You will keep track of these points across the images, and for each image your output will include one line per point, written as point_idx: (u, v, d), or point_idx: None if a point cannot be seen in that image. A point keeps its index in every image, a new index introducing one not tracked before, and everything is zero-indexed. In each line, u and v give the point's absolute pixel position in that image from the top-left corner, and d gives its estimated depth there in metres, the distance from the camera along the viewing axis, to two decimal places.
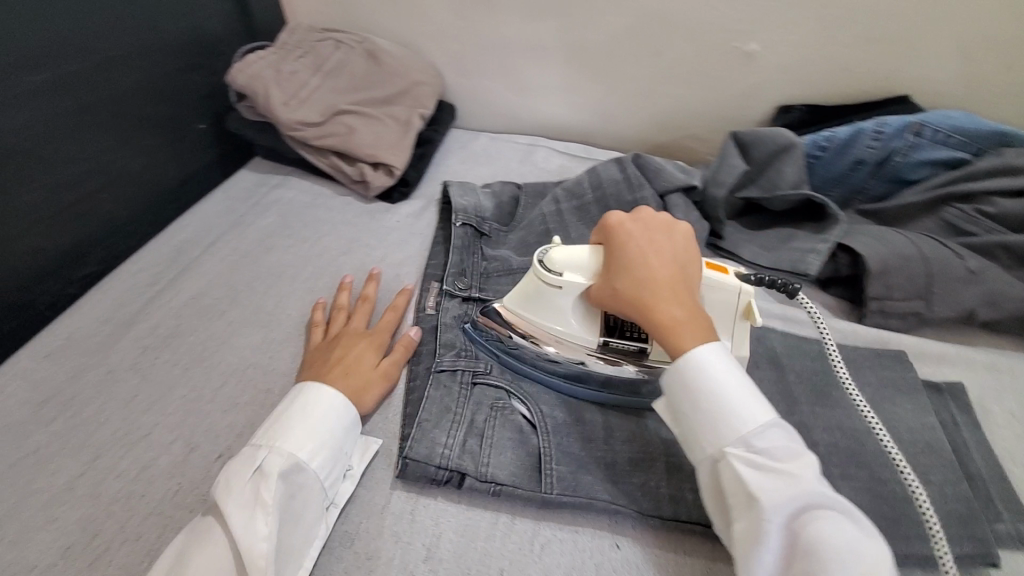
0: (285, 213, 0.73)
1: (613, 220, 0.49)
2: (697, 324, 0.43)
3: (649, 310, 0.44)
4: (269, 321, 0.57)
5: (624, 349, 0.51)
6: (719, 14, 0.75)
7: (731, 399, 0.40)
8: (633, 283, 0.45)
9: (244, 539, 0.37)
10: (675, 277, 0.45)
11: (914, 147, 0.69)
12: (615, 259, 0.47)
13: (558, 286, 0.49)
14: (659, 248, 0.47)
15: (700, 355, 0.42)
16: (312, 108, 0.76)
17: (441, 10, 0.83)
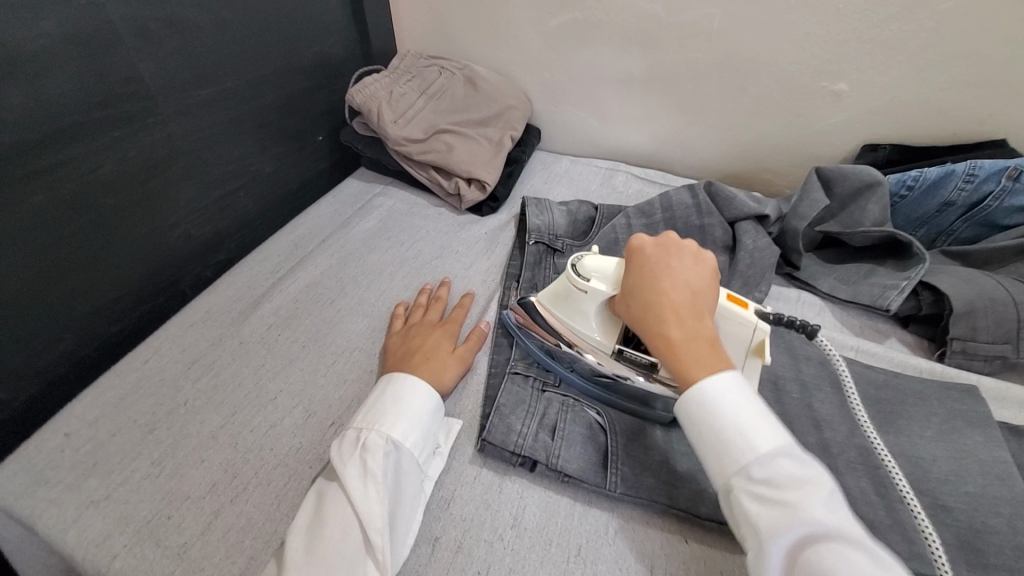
0: (386, 217, 0.81)
1: (634, 244, 0.51)
2: (704, 350, 0.43)
3: (655, 332, 0.45)
4: (373, 311, 0.64)
5: (637, 359, 0.52)
6: (808, 54, 0.77)
7: (738, 419, 0.40)
8: (642, 306, 0.47)
9: (361, 504, 0.42)
10: (682, 300, 0.46)
11: (1008, 192, 0.68)
12: (631, 280, 0.48)
13: (584, 291, 0.52)
14: (671, 273, 0.47)
15: (707, 380, 0.41)
16: (417, 127, 0.84)
17: (538, 42, 0.91)
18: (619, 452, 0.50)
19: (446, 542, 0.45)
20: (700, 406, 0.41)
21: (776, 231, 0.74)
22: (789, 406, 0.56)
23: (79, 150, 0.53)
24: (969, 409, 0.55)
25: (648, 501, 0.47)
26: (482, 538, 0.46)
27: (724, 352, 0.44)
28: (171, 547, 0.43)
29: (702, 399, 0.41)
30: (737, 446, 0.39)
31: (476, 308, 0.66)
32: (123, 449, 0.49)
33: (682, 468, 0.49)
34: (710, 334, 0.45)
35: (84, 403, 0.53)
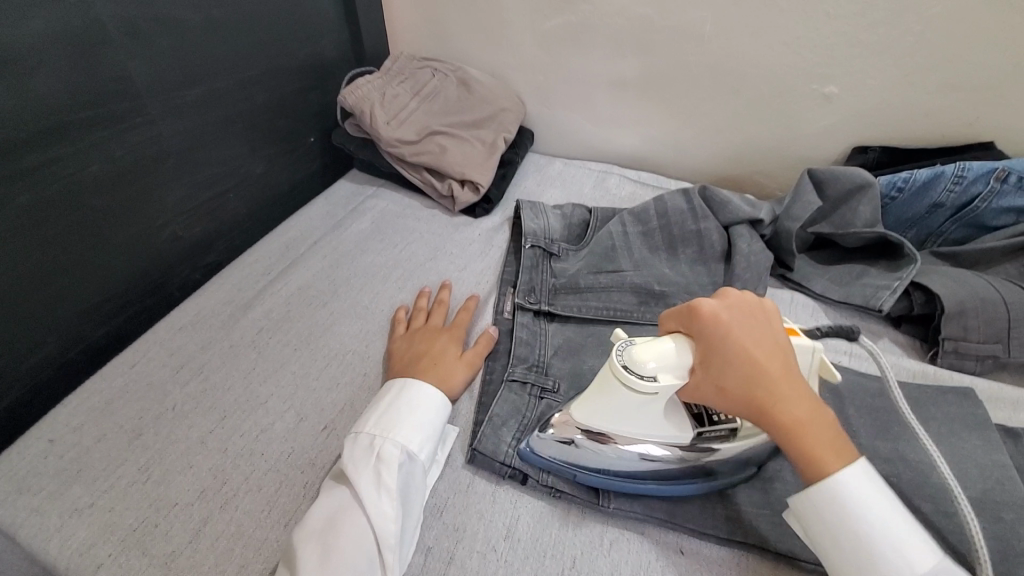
0: (378, 219, 0.80)
1: (698, 305, 0.42)
2: (829, 424, 0.40)
3: (779, 415, 0.39)
4: (366, 314, 0.64)
5: (712, 432, 0.47)
6: (799, 57, 0.78)
7: (878, 517, 0.37)
8: (752, 384, 0.40)
9: (376, 518, 0.41)
10: (786, 370, 0.41)
11: (996, 193, 0.69)
12: (721, 356, 0.41)
13: (654, 393, 0.42)
14: (755, 338, 0.41)
15: (855, 475, 0.38)
16: (410, 128, 0.84)
17: (531, 44, 0.90)
18: None
19: (440, 550, 0.45)
20: (847, 513, 0.37)
21: (769, 232, 0.74)
22: None
23: (65, 151, 0.52)
24: (961, 411, 0.55)
25: (638, 516, 0.47)
26: (475, 547, 0.45)
27: (840, 425, 0.41)
28: (159, 556, 0.42)
29: (848, 514, 0.37)
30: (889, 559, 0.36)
31: (479, 310, 0.66)
32: (108, 455, 0.48)
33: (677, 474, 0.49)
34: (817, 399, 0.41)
35: (68, 407, 0.52)
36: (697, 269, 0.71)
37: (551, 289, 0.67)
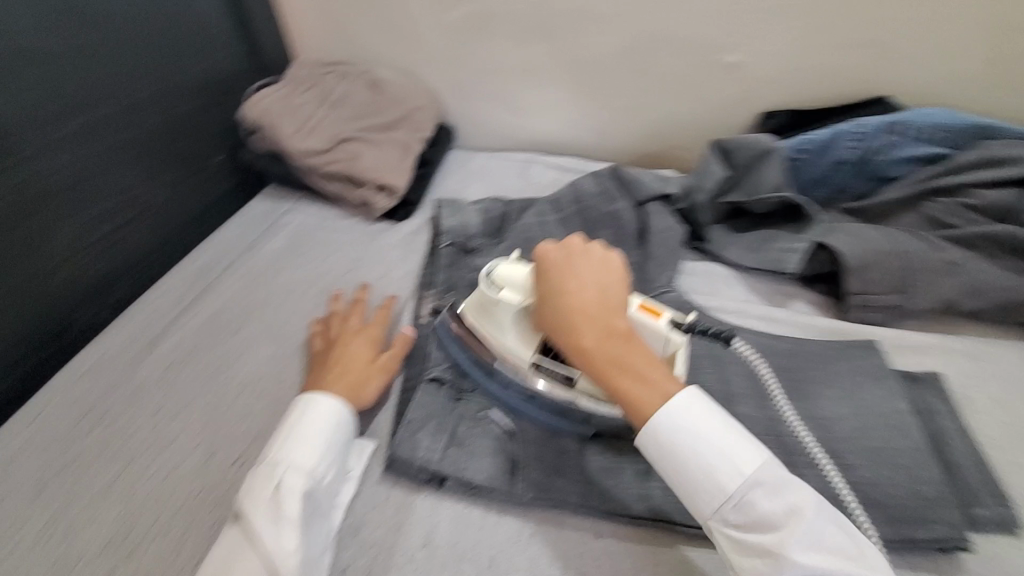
0: (294, 235, 0.78)
1: (539, 251, 0.52)
2: (626, 353, 0.45)
3: (568, 340, 0.46)
4: (280, 336, 0.62)
5: (556, 372, 0.51)
6: (699, 29, 0.78)
7: (708, 443, 0.41)
8: (558, 309, 0.47)
9: (275, 552, 0.41)
10: (591, 300, 0.47)
11: (892, 146, 0.71)
12: (540, 287, 0.50)
13: (496, 301, 0.53)
14: (572, 280, 0.48)
15: (659, 407, 0.42)
16: (318, 137, 0.82)
17: (437, 39, 0.89)
18: (531, 468, 0.49)
19: (358, 569, 0.45)
20: (652, 435, 0.42)
21: (683, 207, 0.74)
22: (703, 382, 0.56)
23: None
24: (868, 366, 0.57)
25: (555, 504, 0.47)
26: (394, 561, 0.45)
27: (656, 361, 0.45)
28: None
29: (655, 435, 0.42)
30: (709, 488, 0.40)
31: (401, 318, 0.65)
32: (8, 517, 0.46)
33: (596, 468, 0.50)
34: (624, 331, 0.46)
35: None
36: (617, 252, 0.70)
37: (470, 288, 0.66)
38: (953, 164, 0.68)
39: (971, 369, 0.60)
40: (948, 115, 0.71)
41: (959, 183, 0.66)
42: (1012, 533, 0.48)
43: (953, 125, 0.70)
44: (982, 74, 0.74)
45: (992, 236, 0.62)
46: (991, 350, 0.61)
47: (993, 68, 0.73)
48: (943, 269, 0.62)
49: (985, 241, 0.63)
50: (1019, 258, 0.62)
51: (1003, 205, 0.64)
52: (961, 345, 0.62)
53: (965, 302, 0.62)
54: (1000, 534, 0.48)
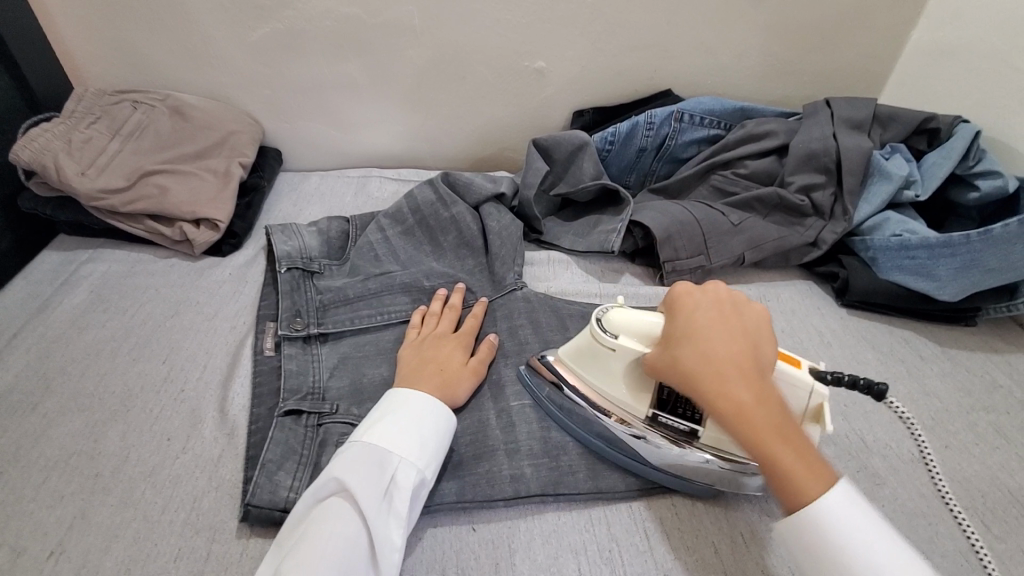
0: (99, 286, 0.69)
1: (680, 291, 0.50)
2: (781, 419, 0.42)
3: (722, 402, 0.42)
4: (92, 403, 0.55)
5: (675, 426, 0.51)
6: (505, 40, 0.84)
7: (857, 537, 0.38)
8: (702, 362, 0.44)
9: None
10: (743, 355, 0.44)
11: (679, 131, 0.82)
12: (675, 326, 0.48)
13: (612, 348, 0.52)
14: (738, 330, 0.45)
15: (822, 495, 0.40)
16: (115, 175, 0.73)
17: (244, 59, 0.84)
18: None
19: None
20: (808, 520, 0.39)
21: (517, 204, 0.78)
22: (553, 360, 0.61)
23: None
24: None
25: (429, 509, 0.49)
26: None
27: (809, 443, 0.42)
28: None
29: (812, 518, 0.39)
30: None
31: (244, 354, 0.61)
32: None
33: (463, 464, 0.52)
34: (776, 394, 0.43)
35: None
36: (462, 255, 0.73)
37: (318, 310, 0.63)
38: (724, 142, 0.81)
39: (763, 308, 0.72)
40: (715, 100, 0.83)
41: (732, 157, 0.79)
42: None
43: (720, 109, 0.82)
44: (737, 66, 0.89)
45: (762, 198, 0.75)
46: (776, 291, 0.74)
47: (744, 61, 0.89)
48: (731, 230, 0.73)
49: (760, 203, 0.75)
50: (781, 212, 0.75)
51: (763, 170, 0.78)
52: (754, 290, 0.74)
53: (751, 255, 0.73)
54: None
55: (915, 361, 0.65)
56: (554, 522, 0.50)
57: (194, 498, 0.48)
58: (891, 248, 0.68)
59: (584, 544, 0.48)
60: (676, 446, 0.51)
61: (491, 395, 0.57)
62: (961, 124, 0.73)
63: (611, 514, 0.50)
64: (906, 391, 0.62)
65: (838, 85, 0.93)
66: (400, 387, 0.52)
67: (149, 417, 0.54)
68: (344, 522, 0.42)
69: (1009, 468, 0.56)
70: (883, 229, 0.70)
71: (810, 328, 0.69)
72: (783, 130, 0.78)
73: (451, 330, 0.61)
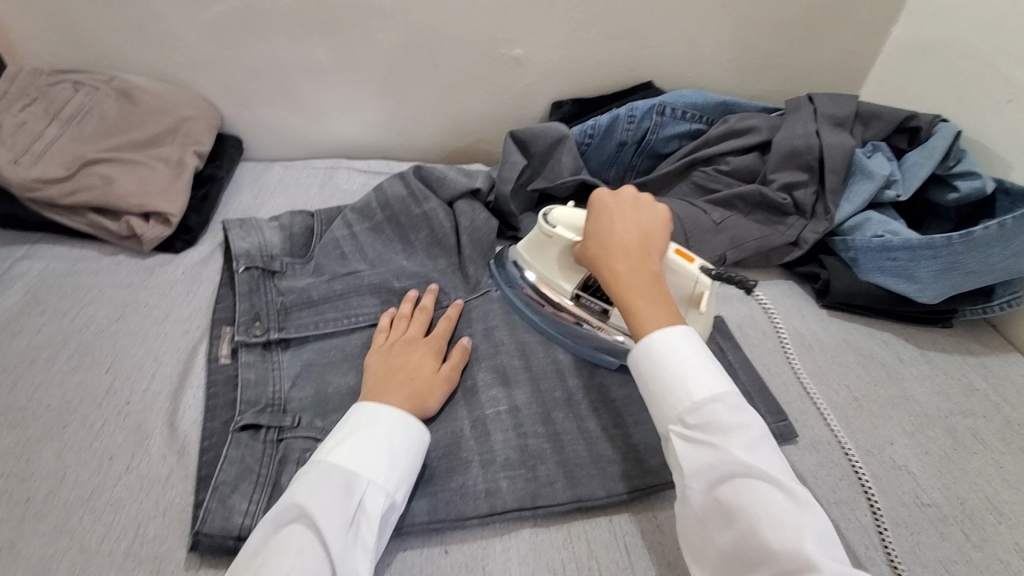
0: (35, 286, 0.63)
1: (596, 194, 0.57)
2: (648, 283, 0.50)
3: (603, 266, 0.52)
4: (23, 418, 0.50)
5: (592, 307, 0.60)
6: (482, 25, 0.79)
7: (701, 399, 0.44)
8: (599, 244, 0.54)
9: None
10: (633, 241, 0.53)
11: (660, 126, 0.79)
12: (588, 223, 0.56)
13: (549, 234, 0.60)
14: (633, 219, 0.55)
15: (653, 331, 0.48)
16: (54, 164, 0.67)
17: (197, 38, 0.77)
18: None
19: None
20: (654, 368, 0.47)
21: (492, 199, 0.75)
22: (530, 366, 0.58)
23: None
24: None
25: (398, 530, 0.46)
26: None
27: (680, 312, 0.50)
28: None
29: (653, 361, 0.47)
30: (678, 391, 0.45)
31: (198, 362, 0.56)
32: None
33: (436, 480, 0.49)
34: (655, 271, 0.52)
35: None
36: (435, 253, 0.69)
37: (279, 313, 0.59)
38: (706, 137, 0.78)
39: (744, 309, 0.70)
40: (697, 94, 0.80)
41: (713, 153, 0.77)
42: (790, 440, 0.56)
43: (702, 104, 0.80)
44: (721, 58, 0.87)
45: (744, 196, 0.73)
46: (757, 291, 0.73)
47: (727, 54, 0.86)
48: (712, 229, 0.71)
49: (741, 201, 0.73)
50: (762, 210, 0.74)
51: (745, 167, 0.76)
52: (735, 290, 0.73)
53: (731, 254, 0.72)
54: (780, 443, 0.56)
55: (894, 364, 0.65)
56: (531, 542, 0.47)
57: (138, 524, 0.44)
58: (872, 250, 0.67)
59: (562, 563, 0.46)
60: (592, 322, 0.60)
61: (464, 403, 0.54)
62: (941, 124, 0.72)
63: (591, 531, 0.48)
64: (885, 395, 0.62)
65: (820, 80, 0.91)
66: (368, 401, 0.49)
67: (88, 434, 0.49)
68: (305, 553, 0.39)
69: (986, 474, 0.55)
70: (865, 229, 0.69)
71: (791, 330, 0.68)
72: (765, 126, 0.77)
73: (421, 335, 0.57)
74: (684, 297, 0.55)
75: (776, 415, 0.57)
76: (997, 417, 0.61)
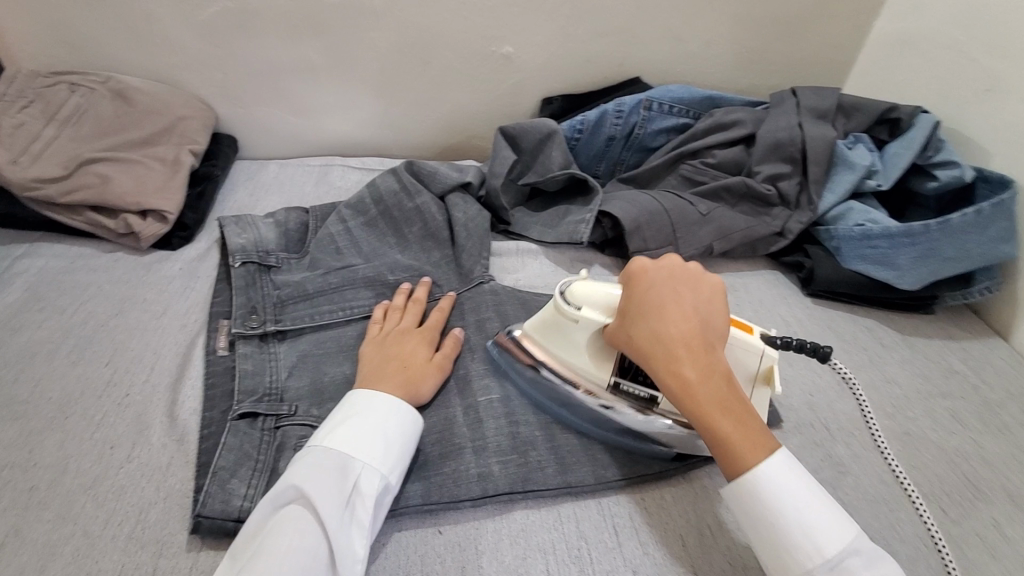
0: (34, 284, 0.64)
1: (637, 265, 0.53)
2: (726, 394, 0.46)
3: (667, 369, 0.47)
4: (25, 410, 0.51)
5: (636, 394, 0.54)
6: (471, 23, 0.81)
7: (795, 512, 0.42)
8: (654, 341, 0.48)
9: None
10: (694, 334, 0.48)
11: (648, 120, 0.81)
12: (628, 305, 0.51)
13: (575, 319, 0.55)
14: (687, 302, 0.50)
15: (754, 463, 0.43)
16: (50, 164, 0.68)
17: (191, 38, 0.78)
18: None
19: None
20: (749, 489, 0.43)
21: (484, 194, 0.76)
22: None
23: None
24: None
25: (392, 513, 0.48)
26: None
27: (760, 418, 0.46)
28: None
29: (751, 486, 0.43)
30: (803, 547, 0.41)
31: (197, 355, 0.57)
32: None
33: (429, 466, 0.50)
34: (725, 370, 0.47)
35: None
36: (428, 247, 0.70)
37: (276, 307, 0.60)
38: (693, 131, 0.80)
39: (731, 298, 0.72)
40: (683, 88, 0.82)
41: (700, 146, 0.78)
42: (774, 423, 0.58)
43: (689, 98, 0.82)
44: (706, 54, 0.88)
45: (730, 187, 0.75)
46: (744, 280, 0.75)
47: (712, 49, 0.88)
48: (699, 221, 0.73)
49: (727, 192, 0.75)
50: (748, 201, 0.75)
51: (731, 160, 0.77)
52: (722, 280, 0.74)
53: (718, 245, 0.73)
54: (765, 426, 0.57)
55: (876, 350, 0.67)
56: (522, 523, 0.48)
57: (141, 510, 0.45)
58: (854, 239, 0.69)
59: (552, 542, 0.47)
60: (636, 411, 0.53)
61: (457, 390, 0.56)
62: (922, 115, 0.74)
63: (580, 511, 0.50)
64: (867, 379, 0.64)
65: (804, 74, 0.93)
66: (364, 387, 0.50)
67: (90, 425, 0.51)
68: (303, 532, 0.40)
69: (963, 452, 0.57)
70: (847, 219, 0.71)
71: (777, 318, 0.70)
72: (750, 119, 0.78)
73: (414, 325, 0.59)
74: (749, 375, 0.52)
75: None
76: (975, 398, 0.62)
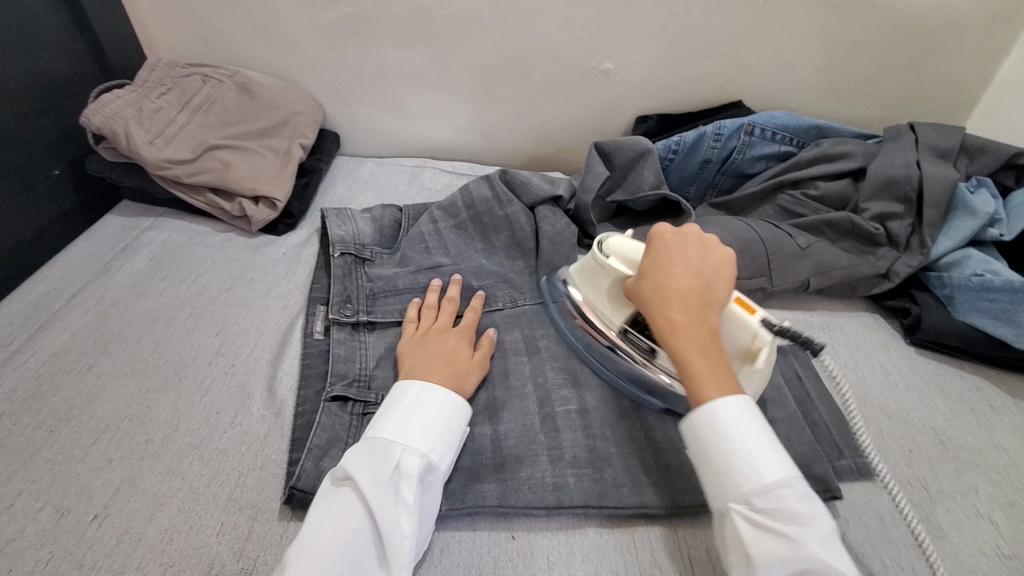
0: (158, 255, 0.70)
1: (658, 229, 0.55)
2: (704, 340, 0.47)
3: (659, 313, 0.49)
4: (145, 368, 0.56)
5: (639, 345, 0.57)
6: (575, 38, 0.82)
7: (747, 455, 0.42)
8: (654, 288, 0.51)
9: None
10: (693, 287, 0.50)
11: (748, 146, 0.78)
12: (646, 263, 0.53)
13: (603, 265, 0.58)
14: (694, 260, 0.52)
15: (714, 398, 0.44)
16: (181, 147, 0.74)
17: (311, 39, 0.84)
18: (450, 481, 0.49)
19: None
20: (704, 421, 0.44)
21: (572, 207, 0.76)
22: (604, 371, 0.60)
23: None
24: None
25: (468, 512, 0.48)
26: None
27: (735, 371, 0.47)
28: None
29: (706, 417, 0.44)
30: (743, 473, 0.42)
31: (295, 336, 0.61)
32: None
33: (507, 471, 0.50)
34: (714, 325, 0.49)
35: None
36: (513, 255, 0.71)
37: (369, 299, 0.63)
38: (795, 160, 0.77)
39: (824, 338, 0.69)
40: (789, 116, 0.79)
41: (802, 177, 0.75)
42: (868, 475, 0.54)
43: (794, 126, 0.79)
44: (814, 82, 0.85)
45: (832, 223, 0.71)
46: (841, 320, 0.71)
47: (822, 77, 0.84)
48: (797, 254, 0.70)
49: (829, 227, 0.71)
50: (851, 238, 0.71)
51: (835, 193, 0.74)
52: (815, 318, 0.71)
53: (815, 281, 0.70)
54: (857, 478, 0.54)
55: (987, 411, 0.61)
56: (596, 541, 0.48)
57: (239, 475, 0.48)
58: (970, 289, 0.63)
59: (625, 566, 0.46)
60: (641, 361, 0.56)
61: (537, 399, 0.56)
62: None
63: (655, 539, 0.48)
64: (975, 441, 0.58)
65: (920, 109, 0.88)
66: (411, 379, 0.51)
67: (199, 388, 0.55)
68: (350, 512, 0.42)
69: None
70: (964, 266, 0.66)
71: (876, 365, 0.65)
72: (860, 152, 0.74)
73: (451, 324, 0.59)
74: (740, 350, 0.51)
75: (855, 450, 0.55)
76: None
